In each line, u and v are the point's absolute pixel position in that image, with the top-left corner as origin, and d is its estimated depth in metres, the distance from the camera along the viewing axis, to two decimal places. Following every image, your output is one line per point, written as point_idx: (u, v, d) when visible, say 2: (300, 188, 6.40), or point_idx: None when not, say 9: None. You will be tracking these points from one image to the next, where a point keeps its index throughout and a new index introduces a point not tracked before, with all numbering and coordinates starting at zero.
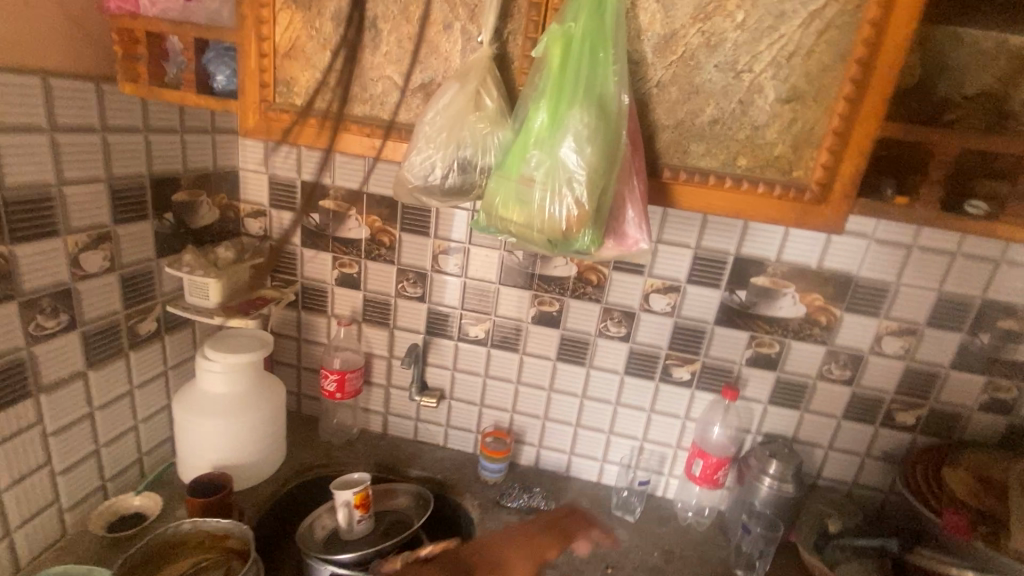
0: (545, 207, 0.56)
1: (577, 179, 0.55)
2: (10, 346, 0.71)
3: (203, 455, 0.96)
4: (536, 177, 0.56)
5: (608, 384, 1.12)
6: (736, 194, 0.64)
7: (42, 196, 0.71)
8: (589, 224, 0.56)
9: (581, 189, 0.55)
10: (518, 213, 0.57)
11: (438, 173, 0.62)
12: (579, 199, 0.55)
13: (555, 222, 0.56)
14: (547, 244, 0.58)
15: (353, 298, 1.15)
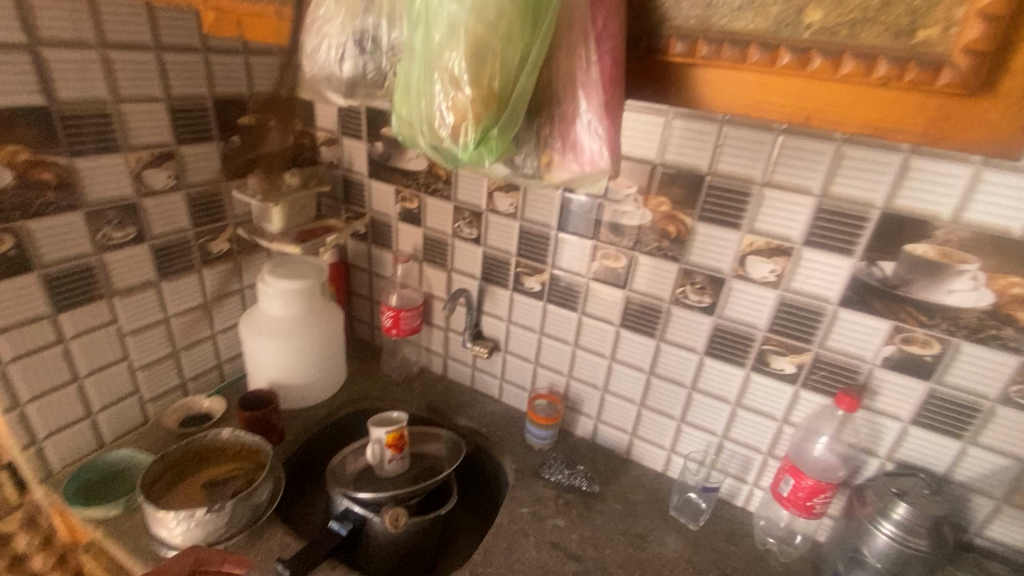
0: (424, 93, 0.44)
1: (451, 54, 0.41)
2: (80, 252, 0.78)
3: (259, 371, 1.00)
4: (418, 49, 0.43)
5: (682, 364, 0.91)
6: (802, 79, 0.38)
7: (97, 111, 0.75)
8: (471, 121, 0.42)
9: (456, 67, 0.41)
10: (406, 107, 0.46)
11: (335, 56, 0.50)
12: (456, 76, 0.41)
13: (430, 113, 0.44)
14: (436, 149, 0.47)
15: (414, 234, 1.10)
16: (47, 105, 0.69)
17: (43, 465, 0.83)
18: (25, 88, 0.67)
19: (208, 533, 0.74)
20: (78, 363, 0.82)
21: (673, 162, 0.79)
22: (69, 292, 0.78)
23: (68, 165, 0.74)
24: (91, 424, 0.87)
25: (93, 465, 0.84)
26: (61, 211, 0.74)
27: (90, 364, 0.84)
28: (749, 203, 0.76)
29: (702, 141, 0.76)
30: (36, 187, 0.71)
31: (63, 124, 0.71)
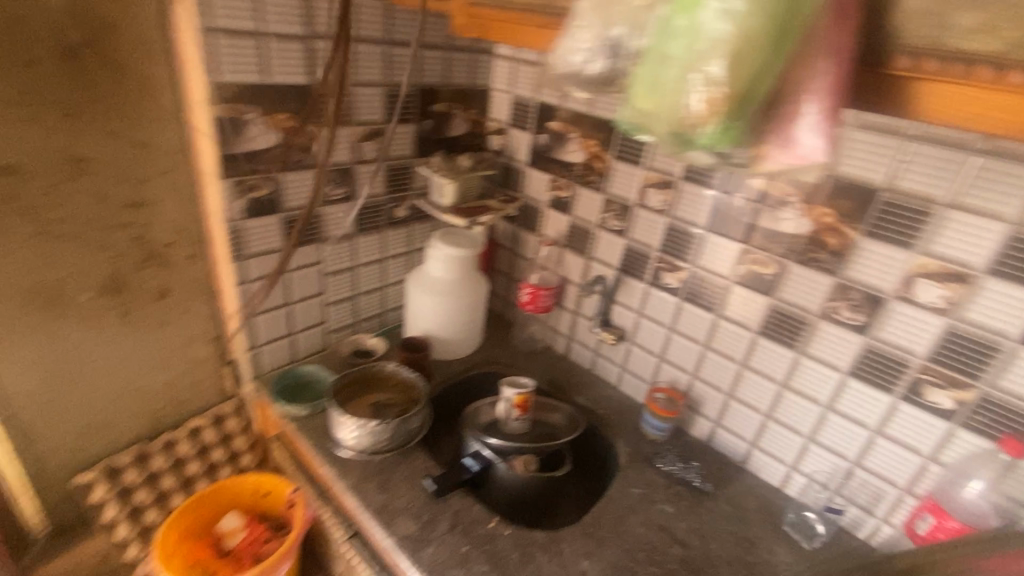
0: (673, 90, 0.43)
1: (712, 54, 0.41)
2: (310, 203, 0.97)
3: (415, 322, 1.16)
4: (671, 51, 0.43)
5: (821, 381, 0.89)
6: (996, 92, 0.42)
7: (339, 91, 0.93)
8: (719, 115, 0.42)
9: (717, 67, 0.41)
10: (647, 100, 0.46)
11: (582, 56, 0.50)
12: (712, 76, 0.41)
13: (676, 107, 0.44)
14: (671, 139, 0.47)
15: (561, 221, 1.19)
16: (310, 84, 0.88)
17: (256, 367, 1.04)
18: (300, 71, 0.86)
19: (378, 440, 0.89)
20: (291, 291, 1.03)
21: (845, 174, 0.78)
22: (297, 233, 0.98)
23: (315, 132, 0.92)
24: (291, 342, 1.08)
25: (290, 374, 1.04)
26: (304, 168, 0.94)
27: (299, 294, 1.04)
28: (927, 223, 0.73)
29: (881, 156, 0.75)
30: (291, 147, 0.90)
31: (316, 100, 0.90)
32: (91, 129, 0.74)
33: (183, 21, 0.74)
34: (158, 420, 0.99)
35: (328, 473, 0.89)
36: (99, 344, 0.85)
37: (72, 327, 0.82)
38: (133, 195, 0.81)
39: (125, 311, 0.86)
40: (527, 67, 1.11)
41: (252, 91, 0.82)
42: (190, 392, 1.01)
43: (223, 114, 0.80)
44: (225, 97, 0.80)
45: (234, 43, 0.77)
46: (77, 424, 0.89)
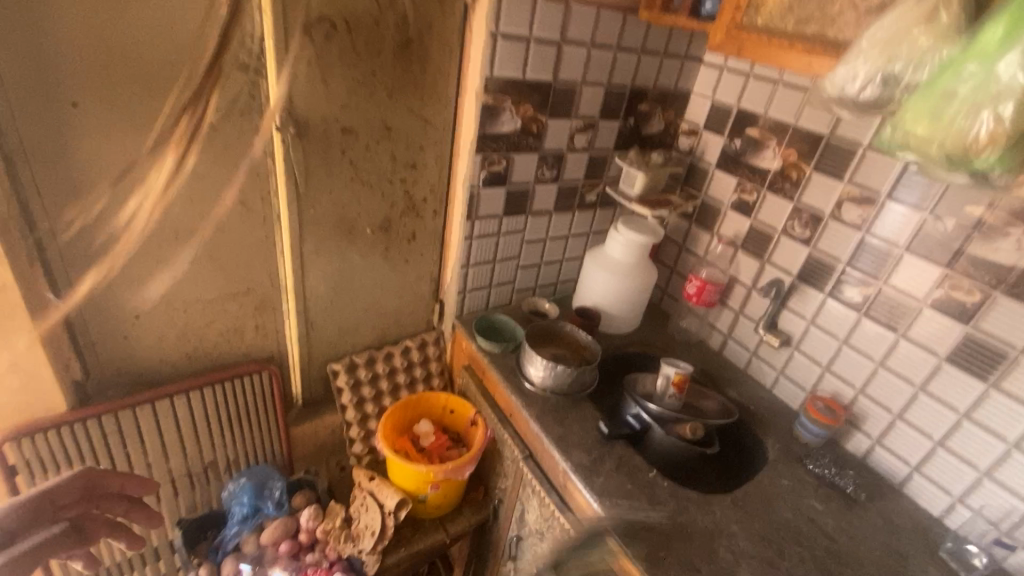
0: (955, 122, 0.55)
1: (1007, 99, 0.52)
2: (527, 179, 1.16)
3: (588, 294, 1.31)
4: (959, 92, 0.55)
5: (1010, 417, 0.88)
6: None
7: (571, 87, 1.09)
8: (1003, 146, 0.53)
9: (1009, 109, 0.52)
10: (924, 127, 0.58)
11: (856, 84, 0.65)
12: (1002, 116, 0.52)
13: (961, 132, 0.55)
14: (944, 162, 0.58)
15: (741, 223, 1.25)
16: (551, 81, 1.05)
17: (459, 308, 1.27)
18: (548, 70, 1.04)
19: (558, 383, 1.07)
20: (498, 251, 1.23)
21: None
22: (514, 203, 1.17)
23: (545, 120, 1.10)
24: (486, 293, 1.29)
25: (485, 319, 1.26)
26: (532, 150, 1.12)
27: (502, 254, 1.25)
28: None
29: None
30: (526, 132, 1.09)
31: (553, 95, 1.07)
32: (401, 105, 0.97)
33: (477, 25, 0.95)
34: (383, 337, 1.25)
35: (515, 403, 1.08)
36: (366, 268, 1.11)
37: (354, 253, 1.07)
38: (411, 158, 1.04)
39: (387, 247, 1.11)
40: (735, 76, 1.18)
41: (511, 84, 1.01)
42: (409, 318, 1.26)
43: (488, 101, 1.00)
44: (492, 88, 0.99)
45: (510, 46, 0.96)
46: (338, 328, 1.16)
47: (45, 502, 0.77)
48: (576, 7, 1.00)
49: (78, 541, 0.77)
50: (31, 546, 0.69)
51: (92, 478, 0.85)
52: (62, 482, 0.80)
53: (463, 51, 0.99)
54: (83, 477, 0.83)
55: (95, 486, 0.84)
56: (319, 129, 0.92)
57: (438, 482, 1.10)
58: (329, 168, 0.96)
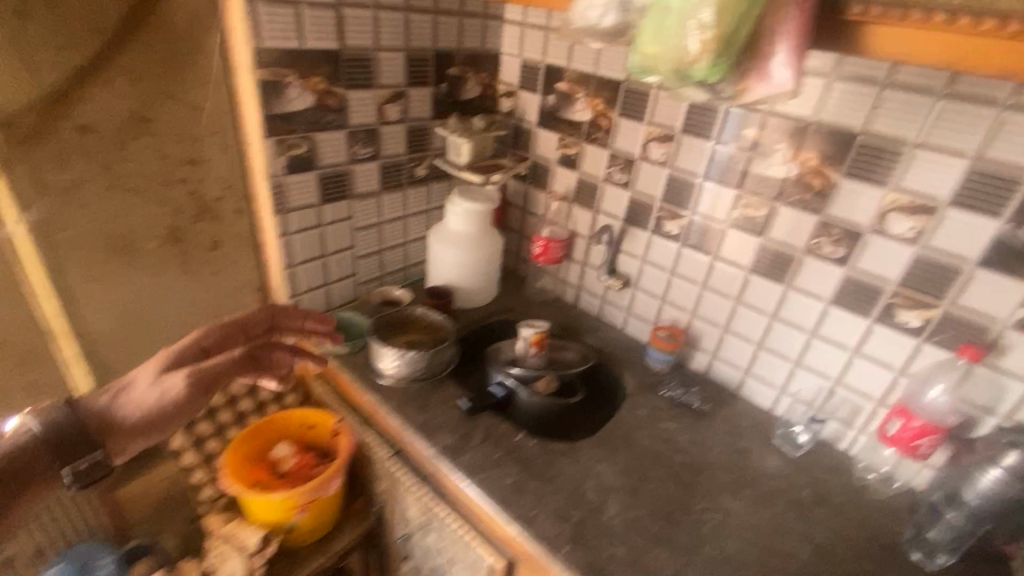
0: (674, 36, 0.54)
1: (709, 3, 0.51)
2: (340, 161, 1.07)
3: (438, 273, 1.27)
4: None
5: (806, 310, 1.00)
6: (952, 36, 0.47)
7: (365, 55, 1.01)
8: (716, 52, 0.52)
9: (709, 14, 0.51)
10: (652, 47, 0.56)
11: (596, 12, 0.59)
12: (705, 23, 0.51)
13: (678, 48, 0.54)
14: (674, 76, 0.57)
15: (569, 177, 1.28)
16: (337, 49, 0.97)
17: None
18: (330, 36, 0.95)
19: (415, 368, 1.02)
20: (326, 244, 1.13)
21: (826, 122, 0.88)
22: (331, 188, 1.08)
23: (343, 93, 1.01)
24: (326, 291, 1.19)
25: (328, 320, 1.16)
26: (336, 128, 1.03)
27: (332, 246, 1.15)
28: (897, 161, 0.83)
29: (859, 104, 0.84)
30: (324, 109, 0.99)
31: (345, 64, 0.99)
32: (152, 91, 0.84)
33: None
34: None
35: (370, 400, 1.01)
36: (160, 288, 0.97)
37: (137, 272, 0.93)
38: (186, 153, 0.91)
39: (183, 260, 0.98)
40: (536, 30, 1.18)
41: (288, 55, 0.91)
42: None
43: (267, 77, 0.90)
44: (265, 62, 0.88)
45: (276, 12, 0.87)
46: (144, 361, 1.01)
47: (233, 329, 0.97)
48: None
49: (257, 362, 0.93)
50: (205, 363, 0.87)
51: (276, 309, 1.06)
52: (253, 312, 1.01)
53: (221, 24, 0.87)
54: (232, 325, 0.96)
55: (271, 346, 0.98)
56: (43, 129, 0.76)
57: (304, 505, 1.01)
58: (73, 177, 0.81)
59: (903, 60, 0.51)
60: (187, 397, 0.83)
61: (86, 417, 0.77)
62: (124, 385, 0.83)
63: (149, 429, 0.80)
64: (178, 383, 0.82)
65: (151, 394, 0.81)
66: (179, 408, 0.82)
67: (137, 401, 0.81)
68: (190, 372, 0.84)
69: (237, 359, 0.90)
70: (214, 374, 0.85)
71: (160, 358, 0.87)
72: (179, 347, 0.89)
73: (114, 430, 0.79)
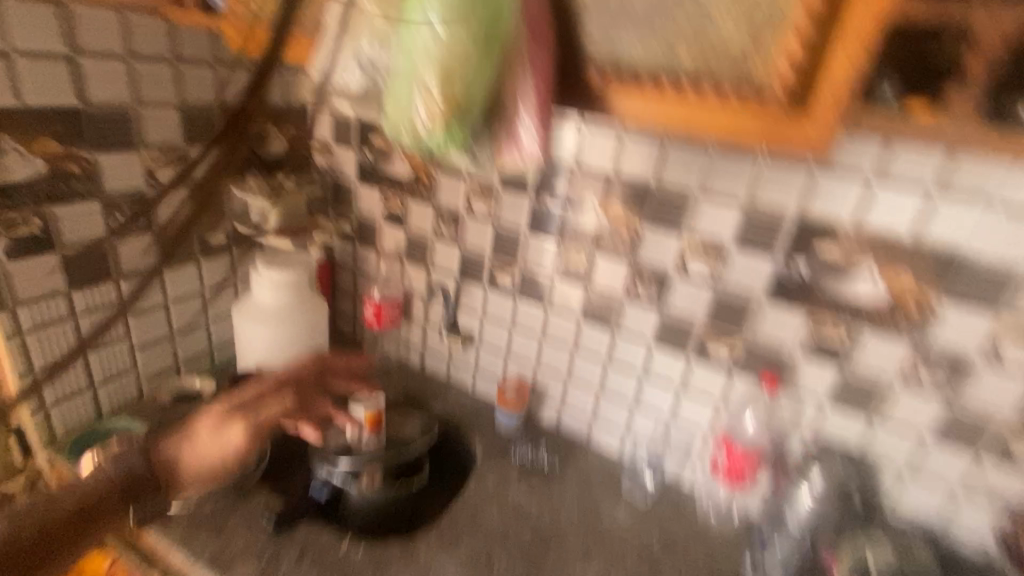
0: (405, 103, 0.52)
1: (430, 69, 0.50)
2: (95, 235, 0.86)
3: (251, 356, 1.09)
4: (398, 65, 0.52)
5: (635, 353, 1.01)
6: (694, 103, 0.52)
7: (121, 110, 0.84)
8: (445, 123, 0.51)
9: (433, 82, 0.50)
10: (390, 110, 0.54)
11: (342, 74, 0.56)
12: (430, 91, 0.50)
13: (410, 116, 0.52)
14: (414, 144, 0.55)
15: (397, 234, 1.19)
16: (79, 105, 0.79)
17: (45, 432, 0.89)
18: (63, 90, 0.77)
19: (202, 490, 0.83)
20: (84, 338, 0.89)
21: (626, 174, 0.91)
22: (82, 270, 0.86)
23: (90, 157, 0.82)
24: (91, 398, 0.94)
25: (90, 435, 0.90)
26: (81, 198, 0.83)
27: (92, 340, 0.91)
28: (688, 209, 0.88)
29: (650, 158, 0.88)
30: (62, 176, 0.80)
31: (89, 122, 0.81)
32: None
33: None
34: None
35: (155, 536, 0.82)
36: None
37: None
38: None
39: None
40: None
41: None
42: None
43: None
44: None
45: None
46: None
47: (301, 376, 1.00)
48: (78, 9, 0.76)
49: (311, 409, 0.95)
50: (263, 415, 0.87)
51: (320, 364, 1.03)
52: (306, 364, 1.01)
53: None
54: (281, 377, 0.95)
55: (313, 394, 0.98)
56: None
57: None
58: None
59: (659, 125, 0.55)
60: (247, 439, 0.85)
61: (159, 458, 0.81)
62: (189, 434, 0.83)
63: (209, 472, 0.82)
64: (238, 432, 0.84)
65: (211, 435, 0.84)
66: (235, 451, 0.83)
67: (199, 453, 0.82)
68: (246, 421, 0.86)
69: (288, 409, 0.91)
70: (266, 423, 0.87)
71: (219, 403, 0.88)
72: (241, 393, 0.89)
73: (178, 480, 0.81)
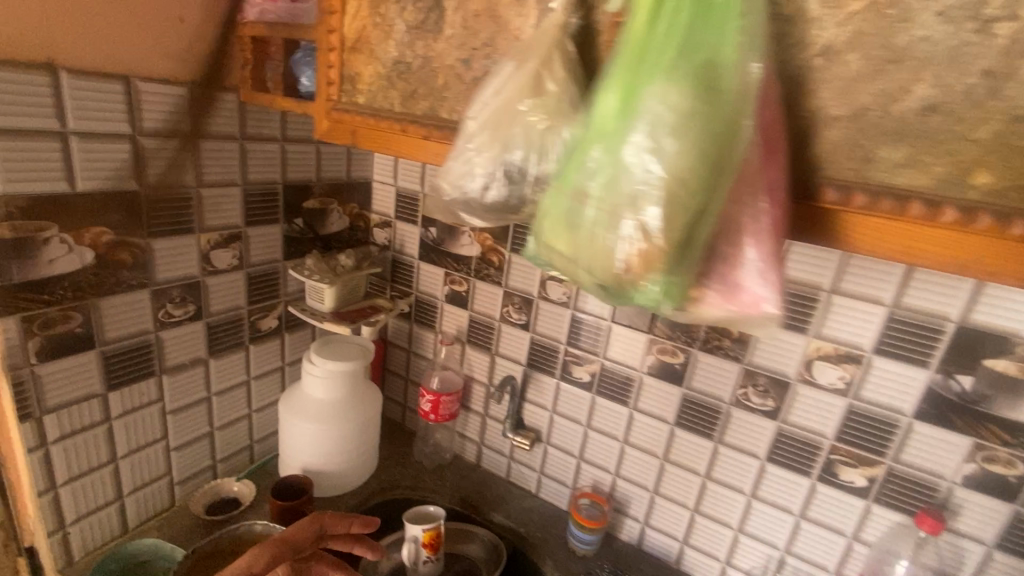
0: (596, 239, 0.41)
1: (647, 193, 0.38)
2: (141, 329, 0.78)
3: (296, 455, 0.97)
4: (591, 189, 0.41)
5: (741, 470, 0.86)
6: (966, 234, 0.38)
7: (184, 193, 0.77)
8: (661, 267, 0.39)
9: (651, 212, 0.38)
10: (564, 243, 0.43)
11: (476, 182, 0.49)
12: (647, 226, 0.38)
13: (606, 256, 0.41)
14: (599, 290, 0.43)
15: (459, 316, 1.09)
16: (138, 189, 0.71)
17: (63, 555, 0.78)
18: (121, 174, 0.69)
19: None
20: (117, 444, 0.80)
21: None
22: (123, 370, 0.77)
23: (145, 245, 0.74)
24: (119, 508, 0.83)
25: (116, 555, 0.79)
26: (130, 289, 0.74)
27: (126, 444, 0.81)
28: (815, 308, 0.75)
29: None
30: (113, 267, 0.71)
31: (147, 207, 0.73)
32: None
33: None
34: None
35: None
36: None
37: None
38: None
39: None
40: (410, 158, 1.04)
41: (44, 201, 0.63)
42: None
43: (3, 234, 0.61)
44: (6, 212, 0.60)
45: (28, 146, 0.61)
46: None
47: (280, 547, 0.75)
48: (144, 86, 0.69)
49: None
50: None
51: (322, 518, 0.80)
52: (299, 525, 0.78)
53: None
54: (275, 546, 0.74)
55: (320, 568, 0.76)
56: None
57: None
58: None
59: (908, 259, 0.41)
60: None
61: None
62: None
63: None
64: None
65: None
66: None
67: None
68: None
69: None
70: None
71: None
72: None
73: None
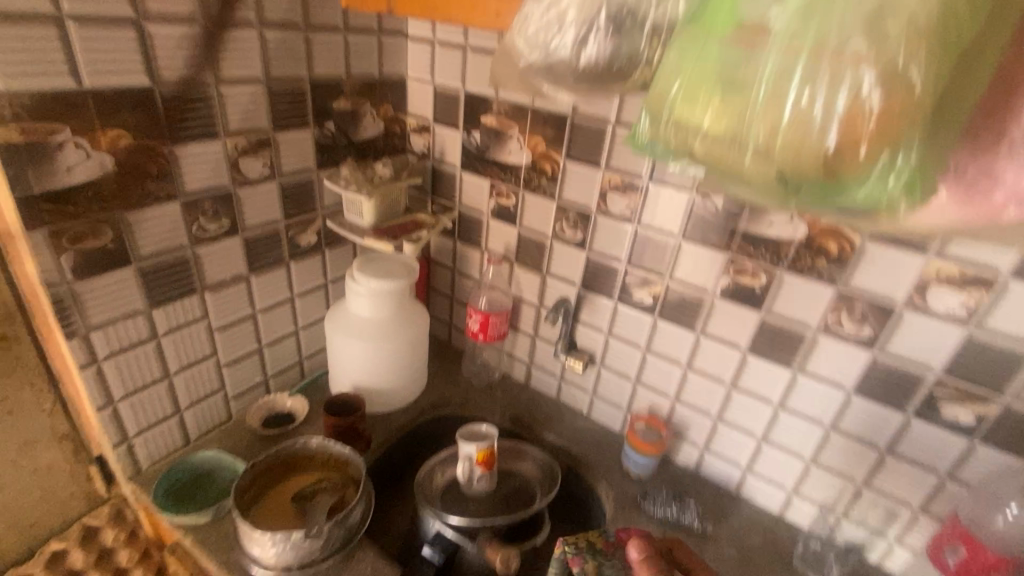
0: (786, 95, 0.33)
1: (880, 22, 0.31)
2: (176, 244, 0.73)
3: (345, 372, 0.95)
4: (774, 28, 0.34)
5: (822, 400, 0.78)
6: None
7: (203, 91, 0.68)
8: (895, 129, 0.32)
9: (887, 51, 0.31)
10: (720, 104, 0.36)
11: (565, 37, 0.44)
12: (889, 68, 0.31)
13: (808, 118, 0.33)
14: (773, 177, 0.37)
15: (507, 233, 1.00)
16: (152, 86, 0.63)
17: (132, 464, 0.80)
18: (129, 68, 0.60)
19: (304, 558, 0.69)
20: (168, 361, 0.78)
21: None
22: (164, 287, 0.74)
23: (168, 151, 0.67)
24: (179, 421, 0.84)
25: (180, 466, 0.81)
26: (158, 202, 0.69)
27: (177, 361, 0.80)
28: None
29: None
30: (137, 177, 0.65)
31: (164, 107, 0.65)
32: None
33: None
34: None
35: None
36: None
37: None
38: None
39: None
40: (451, 48, 0.90)
41: (51, 100, 0.55)
42: (40, 509, 0.77)
43: (9, 139, 0.54)
44: (11, 113, 0.53)
45: (21, 32, 0.52)
46: None
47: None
48: None
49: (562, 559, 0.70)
50: None
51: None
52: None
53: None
54: None
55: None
56: None
57: None
58: None
59: None
60: None
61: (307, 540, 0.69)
62: None
63: None
64: None
65: None
66: None
67: None
68: None
69: None
70: None
71: None
72: None
73: None
